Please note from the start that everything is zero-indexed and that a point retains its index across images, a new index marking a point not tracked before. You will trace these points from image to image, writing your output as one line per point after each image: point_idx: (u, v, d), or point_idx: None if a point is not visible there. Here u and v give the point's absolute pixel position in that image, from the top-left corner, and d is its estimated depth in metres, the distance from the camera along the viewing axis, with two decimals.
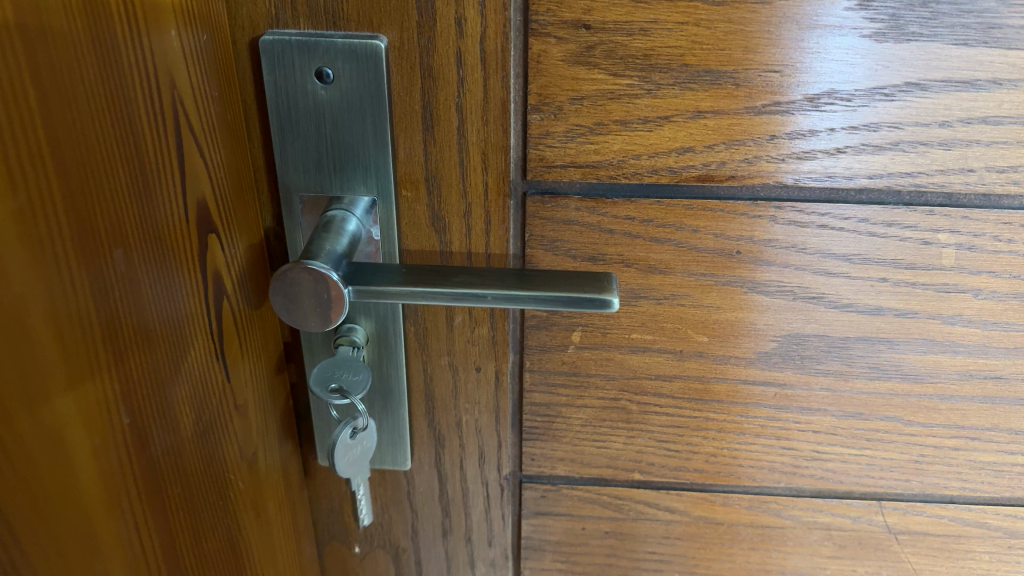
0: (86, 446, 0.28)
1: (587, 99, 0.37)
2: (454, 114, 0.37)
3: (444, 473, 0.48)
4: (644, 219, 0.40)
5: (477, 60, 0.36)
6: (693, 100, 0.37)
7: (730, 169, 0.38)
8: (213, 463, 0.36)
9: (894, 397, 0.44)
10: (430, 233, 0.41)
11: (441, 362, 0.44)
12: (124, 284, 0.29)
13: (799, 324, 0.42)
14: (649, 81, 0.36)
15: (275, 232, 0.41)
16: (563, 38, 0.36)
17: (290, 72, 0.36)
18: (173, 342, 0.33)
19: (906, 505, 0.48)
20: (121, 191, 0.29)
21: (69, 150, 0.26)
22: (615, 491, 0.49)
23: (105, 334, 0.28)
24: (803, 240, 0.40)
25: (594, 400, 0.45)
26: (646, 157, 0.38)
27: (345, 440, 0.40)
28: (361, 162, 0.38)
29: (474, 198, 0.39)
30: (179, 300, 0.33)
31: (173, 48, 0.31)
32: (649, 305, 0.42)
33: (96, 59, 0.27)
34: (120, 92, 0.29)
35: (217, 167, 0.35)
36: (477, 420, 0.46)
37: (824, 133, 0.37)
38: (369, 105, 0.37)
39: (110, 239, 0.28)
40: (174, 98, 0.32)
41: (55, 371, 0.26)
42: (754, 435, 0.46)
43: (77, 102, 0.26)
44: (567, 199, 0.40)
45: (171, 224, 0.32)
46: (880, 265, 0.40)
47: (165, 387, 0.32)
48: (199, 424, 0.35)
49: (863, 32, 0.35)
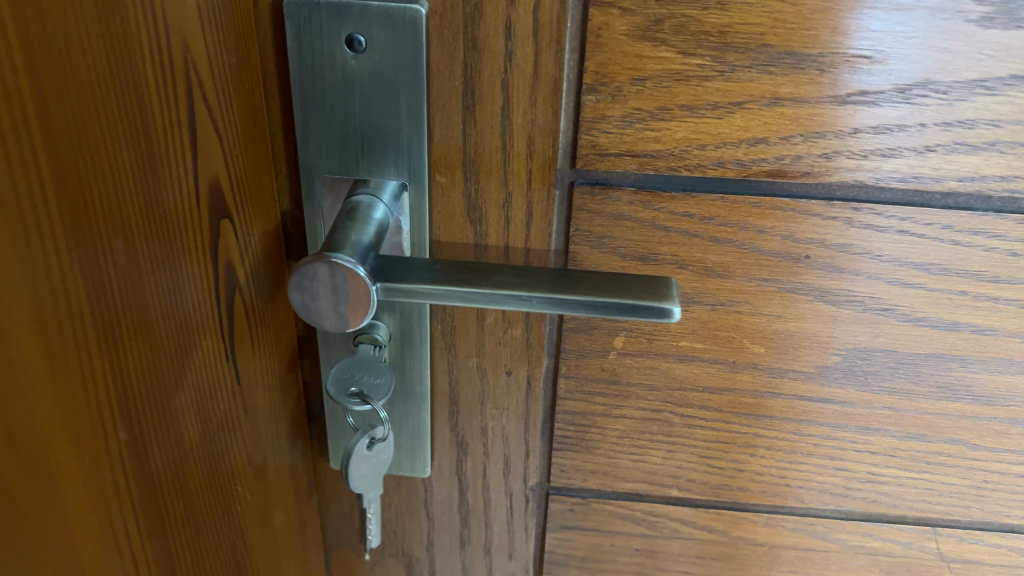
0: (76, 469, 0.23)
1: (651, 80, 0.33)
2: (499, 91, 0.33)
3: (464, 481, 0.45)
4: (705, 216, 0.36)
5: (529, 33, 0.32)
6: (771, 85, 0.33)
7: (806, 164, 0.34)
8: (218, 475, 0.32)
9: (962, 419, 0.40)
10: (464, 225, 0.37)
11: (468, 363, 0.41)
12: (123, 278, 0.25)
13: (867, 337, 0.38)
14: (722, 62, 0.32)
15: (293, 217, 0.37)
16: (628, 10, 0.32)
17: (316, 39, 0.32)
18: (177, 344, 0.28)
19: (963, 533, 0.44)
20: (124, 168, 0.24)
21: (62, 119, 0.22)
22: (649, 507, 0.45)
23: (102, 336, 0.24)
24: (879, 246, 0.36)
25: (634, 411, 0.41)
26: (712, 148, 0.34)
27: (362, 451, 0.37)
28: (392, 142, 0.34)
29: (517, 186, 0.36)
30: (187, 293, 0.29)
31: (188, 6, 0.27)
32: (702, 310, 0.38)
33: (96, 13, 0.23)
34: (123, 55, 0.24)
35: (232, 142, 0.31)
36: (504, 427, 0.42)
37: (913, 128, 0.33)
38: (404, 79, 0.33)
39: (110, 225, 0.24)
40: (186, 61, 0.27)
41: (43, 385, 0.22)
42: (806, 454, 0.42)
43: (73, 66, 0.22)
44: (620, 191, 0.36)
45: (181, 207, 0.28)
46: (961, 277, 0.36)
47: (168, 394, 0.28)
48: (204, 433, 0.31)
49: (968, 16, 0.31)
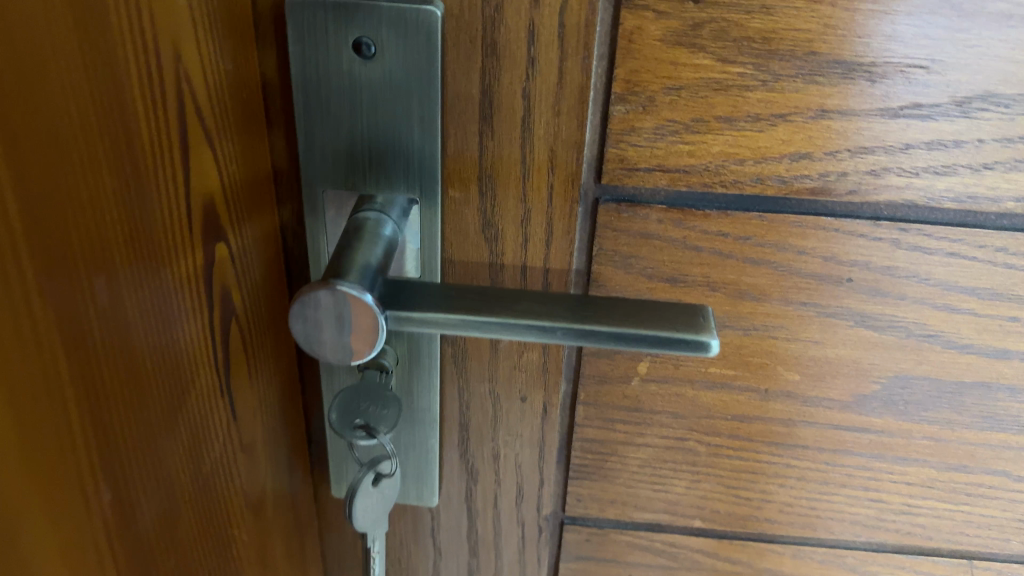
0: (56, 540, 0.21)
1: (686, 90, 0.30)
2: (520, 100, 0.31)
3: (474, 511, 0.42)
4: (741, 236, 0.33)
5: (553, 37, 0.29)
6: (817, 96, 0.30)
7: (852, 181, 0.32)
8: (212, 521, 0.30)
9: (1007, 450, 0.38)
10: (478, 243, 0.34)
11: (480, 389, 0.38)
12: (106, 318, 0.22)
13: (910, 365, 0.36)
14: (765, 71, 0.30)
15: (293, 232, 0.34)
16: (663, 13, 0.29)
17: (320, 42, 0.29)
18: (167, 384, 0.26)
19: (1002, 566, 0.42)
20: (106, 194, 0.22)
21: (35, 143, 0.19)
22: (670, 538, 0.43)
23: (82, 386, 0.21)
24: (927, 269, 0.33)
25: (657, 439, 0.39)
26: (751, 163, 0.31)
27: (367, 488, 0.34)
28: (403, 155, 0.32)
29: (537, 203, 0.33)
30: (178, 327, 0.26)
31: (179, 8, 0.24)
32: (733, 335, 0.36)
33: (74, 20, 0.20)
34: (106, 66, 0.21)
35: (227, 157, 0.28)
36: (518, 455, 0.40)
37: (971, 144, 0.31)
38: (416, 86, 0.30)
39: (90, 260, 0.21)
40: (176, 69, 0.24)
41: (14, 453, 0.19)
42: (838, 485, 0.40)
43: (48, 82, 0.19)
44: (649, 209, 0.33)
45: (170, 233, 0.25)
46: (1013, 302, 0.34)
47: (157, 440, 0.25)
48: (198, 477, 0.28)
49: None
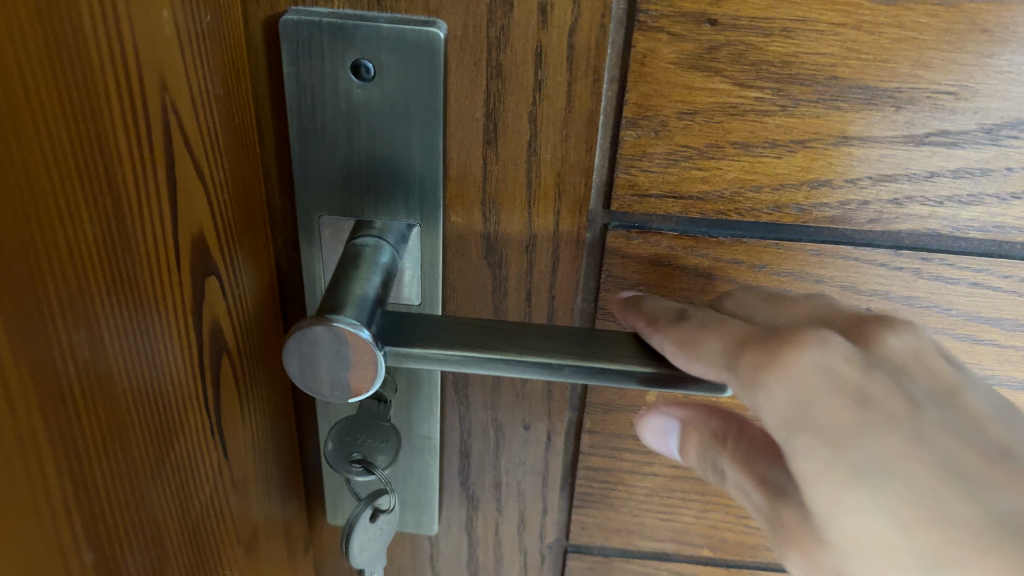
0: None
1: (701, 114, 0.29)
2: (526, 124, 0.29)
3: (475, 537, 0.41)
4: (755, 263, 0.32)
5: (562, 60, 0.28)
6: (839, 122, 0.28)
7: (872, 209, 0.30)
8: (201, 566, 0.28)
9: None
10: (481, 269, 0.33)
11: (481, 417, 0.37)
12: (87, 371, 0.21)
13: None
14: (784, 96, 0.28)
15: (288, 257, 0.33)
16: (678, 35, 0.27)
17: (317, 65, 0.28)
18: (154, 432, 0.24)
19: None
20: (85, 240, 0.20)
21: (9, 194, 0.17)
22: (677, 567, 0.41)
23: (62, 447, 0.20)
24: (950, 299, 0.32)
25: (665, 467, 0.38)
26: (768, 190, 0.30)
27: (365, 522, 0.33)
28: (403, 180, 0.30)
29: (543, 229, 0.31)
30: (166, 370, 0.25)
31: (166, 35, 0.23)
32: None
33: (48, 57, 0.18)
34: (85, 103, 0.20)
35: (218, 187, 0.27)
36: (521, 483, 0.39)
37: (999, 173, 0.29)
38: (418, 110, 0.29)
39: (69, 312, 0.20)
40: (162, 100, 0.23)
41: None
42: None
43: (21, 129, 0.18)
44: (660, 235, 0.31)
45: (157, 273, 0.24)
46: None
47: (145, 491, 0.24)
48: (188, 524, 0.27)
49: None
